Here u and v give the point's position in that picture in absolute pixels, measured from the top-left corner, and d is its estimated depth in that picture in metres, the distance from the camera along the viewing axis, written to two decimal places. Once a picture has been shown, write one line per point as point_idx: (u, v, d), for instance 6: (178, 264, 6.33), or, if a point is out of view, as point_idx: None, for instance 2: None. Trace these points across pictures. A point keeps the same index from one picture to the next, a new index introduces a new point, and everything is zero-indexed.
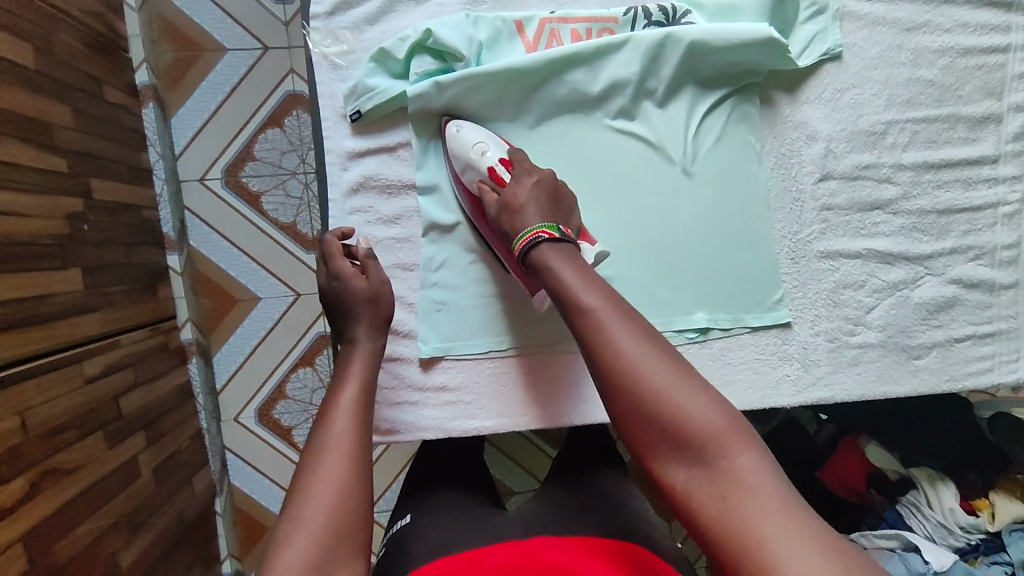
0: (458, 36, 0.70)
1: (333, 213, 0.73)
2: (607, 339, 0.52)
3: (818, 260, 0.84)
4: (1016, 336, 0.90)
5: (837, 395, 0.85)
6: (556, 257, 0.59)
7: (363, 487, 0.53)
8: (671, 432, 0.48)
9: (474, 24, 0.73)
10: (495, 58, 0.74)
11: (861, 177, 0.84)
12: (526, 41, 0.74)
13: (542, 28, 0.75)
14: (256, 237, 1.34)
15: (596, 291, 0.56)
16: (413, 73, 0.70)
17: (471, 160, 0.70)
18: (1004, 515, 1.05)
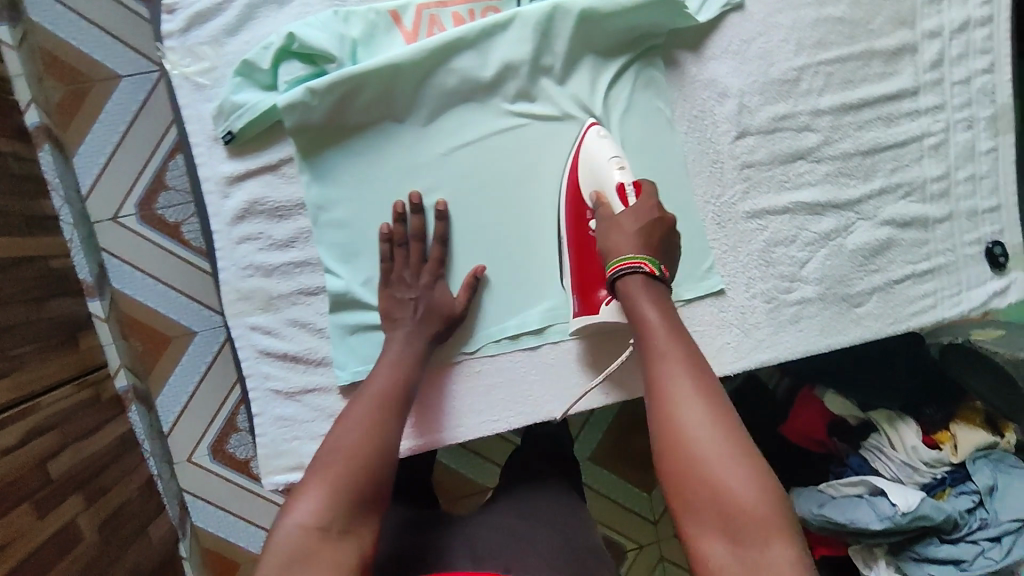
0: (326, 37, 0.65)
1: (220, 245, 0.69)
2: (674, 396, 0.55)
3: (745, 221, 0.82)
4: (954, 269, 0.89)
5: (780, 355, 0.83)
6: (645, 300, 0.61)
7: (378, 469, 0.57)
8: (719, 499, 0.50)
9: (344, 19, 0.67)
10: (372, 54, 0.67)
11: (779, 129, 0.81)
12: (404, 31, 0.69)
13: (420, 15, 0.69)
14: (183, 270, 1.29)
15: (676, 344, 0.58)
16: (282, 82, 0.65)
17: (602, 168, 0.69)
18: (967, 445, 1.09)
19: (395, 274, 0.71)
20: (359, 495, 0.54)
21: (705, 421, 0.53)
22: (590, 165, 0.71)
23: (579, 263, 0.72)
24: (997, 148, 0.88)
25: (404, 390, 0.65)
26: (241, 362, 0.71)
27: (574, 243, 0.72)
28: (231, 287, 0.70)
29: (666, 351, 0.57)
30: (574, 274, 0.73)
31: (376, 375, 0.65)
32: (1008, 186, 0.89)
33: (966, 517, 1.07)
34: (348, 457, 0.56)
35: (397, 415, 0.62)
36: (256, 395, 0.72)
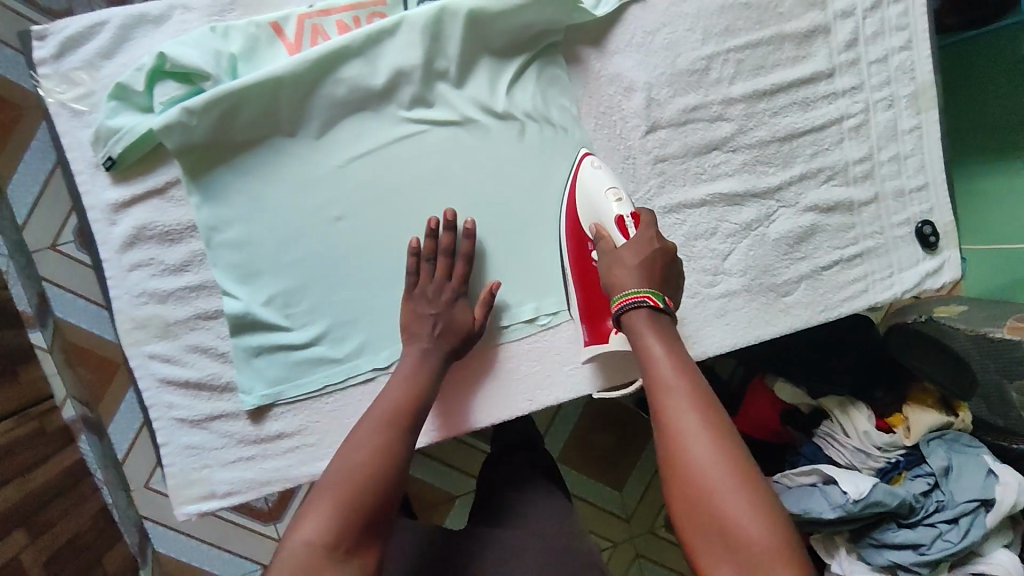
0: (201, 53, 0.63)
1: (111, 274, 0.68)
2: (677, 425, 0.51)
3: (662, 216, 0.80)
4: (884, 252, 0.87)
5: (708, 350, 0.82)
6: (648, 328, 0.58)
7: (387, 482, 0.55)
8: (727, 533, 0.46)
9: (222, 34, 0.65)
10: (254, 67, 0.66)
11: (690, 121, 0.79)
12: (286, 43, 0.67)
13: (302, 25, 0.67)
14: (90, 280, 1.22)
15: (682, 369, 0.54)
16: (157, 104, 0.63)
17: (603, 201, 0.69)
18: (919, 427, 1.08)
19: (419, 293, 0.70)
20: (364, 511, 0.52)
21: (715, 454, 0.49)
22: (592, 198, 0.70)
23: (584, 289, 0.73)
24: (920, 126, 0.86)
25: (419, 405, 0.63)
26: (142, 392, 0.71)
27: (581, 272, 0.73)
28: (127, 316, 0.69)
29: (671, 378, 0.53)
30: (581, 297, 0.74)
31: (389, 390, 0.63)
32: (934, 164, 0.87)
33: (922, 500, 1.05)
34: (351, 472, 0.54)
35: (405, 428, 0.60)
36: (162, 425, 0.71)
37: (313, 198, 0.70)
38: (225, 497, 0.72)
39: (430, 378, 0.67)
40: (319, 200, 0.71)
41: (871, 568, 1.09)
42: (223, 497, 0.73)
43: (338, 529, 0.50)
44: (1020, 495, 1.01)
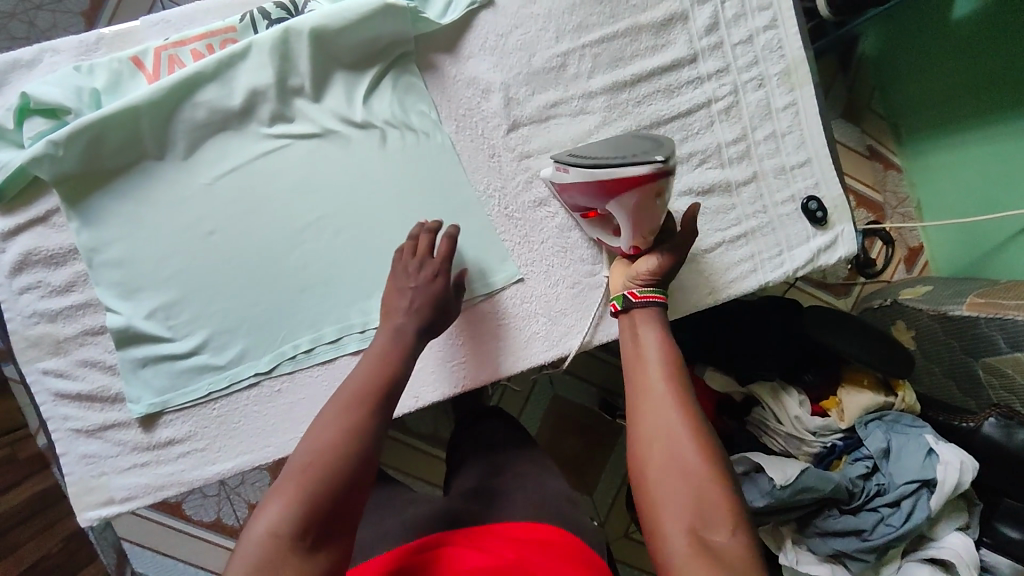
0: (62, 90, 0.70)
1: (4, 296, 0.74)
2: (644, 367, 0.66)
3: (534, 210, 0.83)
4: (771, 230, 0.87)
5: (595, 337, 0.83)
6: (643, 311, 0.72)
7: (350, 464, 0.55)
8: (682, 462, 0.57)
9: (86, 72, 0.73)
10: (117, 97, 0.73)
11: (552, 116, 0.82)
12: (146, 74, 0.74)
13: (160, 57, 0.75)
14: None
15: (665, 354, 0.66)
16: (27, 138, 0.71)
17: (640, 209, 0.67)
18: (854, 409, 1.05)
19: (403, 269, 0.70)
20: (331, 490, 0.53)
21: (682, 424, 0.60)
22: (630, 204, 0.65)
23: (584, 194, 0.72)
24: (795, 103, 0.87)
25: (393, 380, 0.63)
26: (40, 407, 0.75)
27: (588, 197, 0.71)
28: (20, 335, 0.74)
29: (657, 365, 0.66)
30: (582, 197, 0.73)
31: (363, 368, 0.63)
32: (815, 139, 0.88)
33: (861, 484, 1.01)
34: (316, 456, 0.54)
35: (378, 407, 0.60)
36: (59, 436, 0.75)
37: (184, 215, 0.75)
38: (122, 503, 0.75)
39: (401, 351, 0.65)
40: (190, 216, 0.75)
41: (819, 559, 1.05)
42: (120, 503, 0.76)
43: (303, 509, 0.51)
44: (963, 474, 0.96)
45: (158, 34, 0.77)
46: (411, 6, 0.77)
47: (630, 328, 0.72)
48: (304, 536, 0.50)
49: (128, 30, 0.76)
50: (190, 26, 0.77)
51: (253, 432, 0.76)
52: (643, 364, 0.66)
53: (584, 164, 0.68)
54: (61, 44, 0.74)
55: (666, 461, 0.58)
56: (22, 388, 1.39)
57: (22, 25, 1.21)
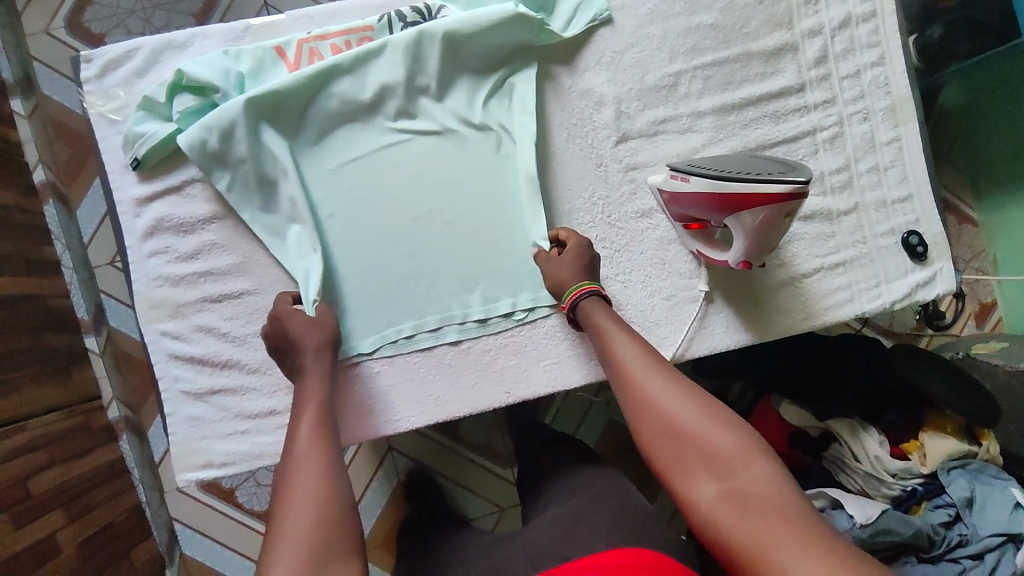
0: (213, 74, 0.75)
1: (132, 258, 0.78)
2: (618, 355, 0.67)
3: (636, 220, 0.85)
4: (869, 261, 0.87)
5: (685, 349, 0.85)
6: (601, 313, 0.72)
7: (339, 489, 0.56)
8: (688, 436, 0.59)
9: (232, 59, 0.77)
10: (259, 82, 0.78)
11: (661, 132, 0.84)
12: (288, 63, 0.79)
13: (301, 48, 0.80)
14: (120, 282, 1.45)
15: (634, 341, 0.68)
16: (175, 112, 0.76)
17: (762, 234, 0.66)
18: (936, 454, 1.04)
19: (296, 324, 0.71)
20: (328, 520, 0.54)
21: (672, 396, 0.61)
22: (756, 221, 0.65)
23: (699, 201, 0.72)
24: (899, 138, 0.88)
25: (327, 427, 0.63)
26: (153, 366, 0.79)
27: (703, 205, 0.71)
28: (144, 296, 0.78)
29: (629, 355, 0.67)
30: (694, 204, 0.73)
31: (303, 430, 0.61)
32: (918, 175, 0.88)
33: (942, 532, 0.99)
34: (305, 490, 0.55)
35: (328, 436, 0.61)
36: (168, 396, 0.79)
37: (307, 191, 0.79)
38: (220, 467, 0.78)
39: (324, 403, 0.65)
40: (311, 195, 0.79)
41: None
42: (218, 467, 0.79)
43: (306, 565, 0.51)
44: None
45: (300, 28, 0.82)
46: (540, 19, 0.81)
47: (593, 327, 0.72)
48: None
49: (274, 23, 0.81)
50: (331, 23, 0.82)
51: (351, 410, 0.78)
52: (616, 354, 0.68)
53: (709, 175, 0.69)
54: (212, 30, 0.80)
55: (670, 432, 0.60)
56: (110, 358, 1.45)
57: None
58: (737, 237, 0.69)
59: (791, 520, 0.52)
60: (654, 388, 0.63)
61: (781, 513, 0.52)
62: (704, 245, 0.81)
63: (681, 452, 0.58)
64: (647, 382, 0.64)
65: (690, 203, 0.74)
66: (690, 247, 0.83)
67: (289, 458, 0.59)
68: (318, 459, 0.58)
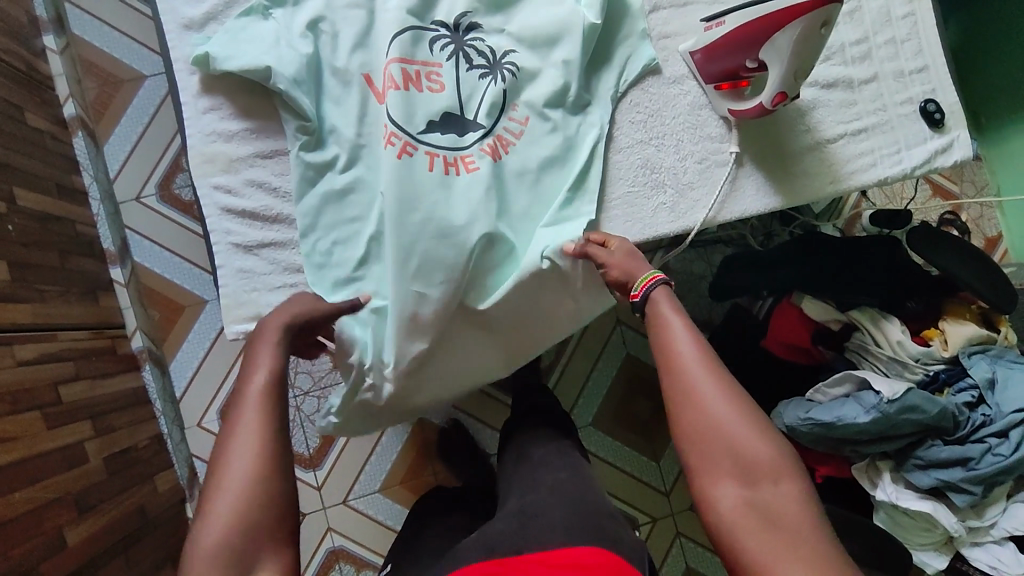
0: (275, 57, 0.78)
1: (187, 114, 0.80)
2: (670, 347, 0.67)
3: (670, 86, 0.88)
4: (889, 128, 0.91)
5: (716, 212, 0.88)
6: (665, 303, 0.70)
7: (277, 480, 0.54)
8: (727, 443, 0.60)
9: (293, 40, 0.80)
10: (336, 103, 0.81)
11: (689, 3, 0.88)
12: (375, 90, 0.81)
13: (383, 73, 0.81)
14: (148, 218, 1.47)
15: (690, 335, 0.66)
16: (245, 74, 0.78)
17: (796, 58, 0.70)
18: (957, 338, 1.06)
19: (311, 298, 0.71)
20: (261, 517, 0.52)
21: (718, 403, 0.61)
22: (792, 38, 0.68)
23: (733, 41, 0.76)
24: (914, 13, 0.92)
25: (283, 377, 0.60)
26: (205, 220, 0.80)
27: (737, 44, 0.75)
28: (197, 152, 0.80)
29: (683, 348, 0.66)
30: (728, 47, 0.77)
31: (250, 397, 0.57)
32: (932, 48, 0.93)
33: (967, 413, 1.02)
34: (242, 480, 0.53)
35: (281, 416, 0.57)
36: (219, 250, 0.80)
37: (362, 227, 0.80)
38: (269, 319, 0.79)
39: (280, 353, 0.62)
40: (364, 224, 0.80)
41: (919, 494, 1.04)
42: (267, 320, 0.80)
43: (243, 543, 0.51)
44: None
45: None
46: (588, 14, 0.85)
47: (650, 311, 0.71)
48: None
49: None
50: None
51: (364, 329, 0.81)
52: (669, 344, 0.66)
53: (744, 7, 0.72)
54: None
55: (709, 435, 0.61)
56: (138, 290, 1.45)
57: None
58: (769, 66, 0.72)
59: (811, 547, 0.54)
60: (703, 389, 0.63)
61: (802, 539, 0.55)
62: (734, 103, 0.85)
63: (712, 460, 0.60)
64: (698, 381, 0.63)
65: (725, 48, 0.78)
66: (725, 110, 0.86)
67: (234, 417, 0.56)
68: (257, 434, 0.55)
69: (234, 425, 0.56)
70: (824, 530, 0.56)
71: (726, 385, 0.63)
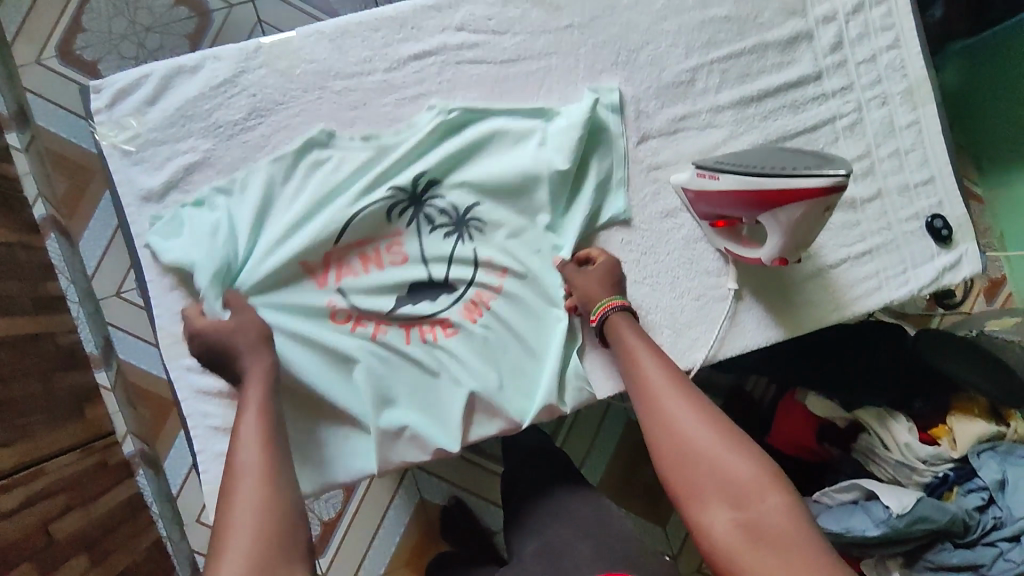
0: (247, 234, 0.73)
1: (153, 293, 0.75)
2: (640, 370, 0.68)
3: (662, 221, 0.83)
4: (895, 248, 0.87)
5: (716, 351, 0.84)
6: (627, 324, 0.72)
7: (287, 499, 0.52)
8: (706, 461, 0.59)
9: (244, 216, 0.73)
10: (301, 268, 0.74)
11: (681, 129, 0.83)
12: (318, 279, 0.75)
13: (328, 261, 0.75)
14: (128, 312, 1.42)
15: (657, 358, 0.68)
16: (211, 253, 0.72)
17: (797, 236, 0.66)
18: (965, 439, 1.03)
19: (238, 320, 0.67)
20: (284, 528, 0.50)
21: (690, 420, 0.62)
22: (794, 218, 0.64)
23: (729, 202, 0.71)
24: (918, 121, 0.87)
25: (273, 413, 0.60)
26: (181, 403, 0.76)
27: (733, 206, 0.71)
28: (167, 332, 0.76)
29: (651, 372, 0.67)
30: (723, 204, 0.73)
31: (252, 410, 0.59)
32: (938, 157, 0.87)
33: (977, 517, 0.99)
34: (256, 505, 0.51)
35: (279, 446, 0.57)
36: (198, 434, 0.76)
37: (343, 392, 0.75)
38: None
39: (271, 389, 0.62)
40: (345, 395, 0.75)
41: None
42: None
43: (261, 564, 0.48)
44: None
45: (313, 45, 0.77)
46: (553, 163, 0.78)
47: (615, 337, 0.72)
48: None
49: (285, 40, 0.76)
50: (343, 34, 0.77)
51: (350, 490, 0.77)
52: (639, 370, 0.68)
53: (742, 175, 0.68)
54: (222, 51, 0.75)
55: (683, 450, 0.60)
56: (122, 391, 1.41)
57: (134, 48, 1.35)
58: (770, 236, 0.68)
59: (807, 561, 0.52)
60: (674, 408, 0.63)
61: (797, 551, 0.52)
62: (733, 243, 0.80)
63: (692, 475, 0.59)
64: (667, 401, 0.64)
65: (719, 204, 0.74)
66: (717, 244, 0.82)
67: (232, 458, 0.55)
68: (263, 458, 0.55)
69: (236, 457, 0.55)
70: (817, 536, 0.53)
71: (693, 402, 0.64)
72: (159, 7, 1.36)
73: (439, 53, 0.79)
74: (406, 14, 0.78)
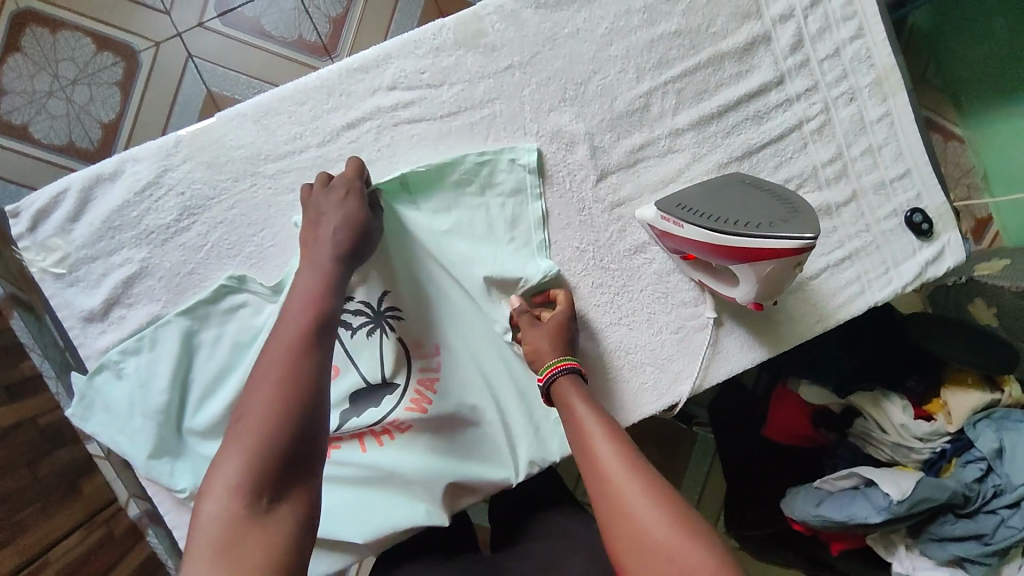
0: (201, 350, 0.71)
1: None
2: (586, 443, 0.58)
3: (631, 257, 0.80)
4: (875, 248, 0.83)
5: (702, 382, 0.81)
6: (573, 393, 0.63)
7: (314, 395, 0.53)
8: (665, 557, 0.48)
9: (153, 372, 0.70)
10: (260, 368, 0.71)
11: (641, 159, 0.78)
12: None
13: None
14: None
15: (605, 427, 0.59)
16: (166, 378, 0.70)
17: (774, 284, 0.64)
18: (960, 411, 1.01)
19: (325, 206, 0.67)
20: (290, 438, 0.50)
21: (644, 502, 0.51)
22: (765, 273, 0.62)
23: (696, 247, 0.68)
24: (889, 113, 0.82)
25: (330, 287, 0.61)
26: (163, 516, 0.74)
27: (702, 252, 0.68)
28: None
29: (599, 443, 0.58)
30: (690, 245, 0.69)
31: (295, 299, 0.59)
32: (914, 148, 0.83)
33: (976, 488, 0.95)
34: (267, 404, 0.51)
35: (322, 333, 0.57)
36: None
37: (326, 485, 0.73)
38: None
39: (332, 280, 0.62)
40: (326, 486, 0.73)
41: (934, 564, 0.98)
42: None
43: (269, 471, 0.48)
44: None
45: (238, 129, 0.71)
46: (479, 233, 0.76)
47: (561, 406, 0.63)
48: (261, 512, 0.47)
49: (206, 128, 0.71)
50: (269, 114, 0.72)
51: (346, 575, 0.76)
52: (586, 440, 0.58)
53: (709, 228, 0.65)
54: (141, 152, 0.70)
55: (639, 544, 0.50)
56: None
57: (62, 104, 1.08)
58: (742, 282, 0.66)
59: None
60: (625, 489, 0.53)
61: None
62: (707, 275, 0.76)
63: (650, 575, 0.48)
64: (618, 475, 0.54)
65: (686, 245, 0.70)
66: (692, 277, 0.79)
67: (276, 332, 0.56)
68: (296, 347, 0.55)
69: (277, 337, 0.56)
70: None
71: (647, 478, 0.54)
72: (80, 52, 1.09)
73: (374, 117, 0.74)
74: (332, 81, 0.72)
